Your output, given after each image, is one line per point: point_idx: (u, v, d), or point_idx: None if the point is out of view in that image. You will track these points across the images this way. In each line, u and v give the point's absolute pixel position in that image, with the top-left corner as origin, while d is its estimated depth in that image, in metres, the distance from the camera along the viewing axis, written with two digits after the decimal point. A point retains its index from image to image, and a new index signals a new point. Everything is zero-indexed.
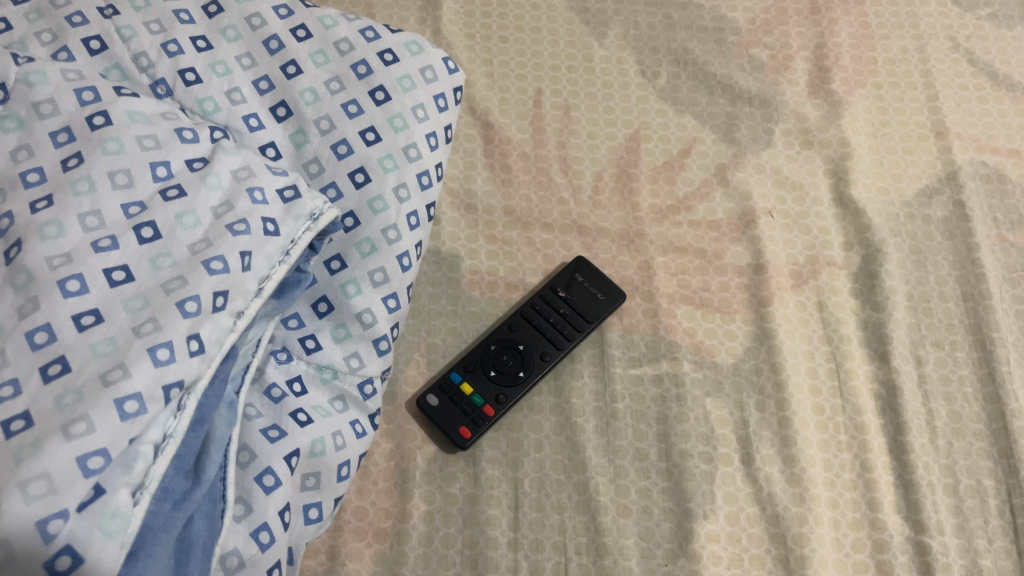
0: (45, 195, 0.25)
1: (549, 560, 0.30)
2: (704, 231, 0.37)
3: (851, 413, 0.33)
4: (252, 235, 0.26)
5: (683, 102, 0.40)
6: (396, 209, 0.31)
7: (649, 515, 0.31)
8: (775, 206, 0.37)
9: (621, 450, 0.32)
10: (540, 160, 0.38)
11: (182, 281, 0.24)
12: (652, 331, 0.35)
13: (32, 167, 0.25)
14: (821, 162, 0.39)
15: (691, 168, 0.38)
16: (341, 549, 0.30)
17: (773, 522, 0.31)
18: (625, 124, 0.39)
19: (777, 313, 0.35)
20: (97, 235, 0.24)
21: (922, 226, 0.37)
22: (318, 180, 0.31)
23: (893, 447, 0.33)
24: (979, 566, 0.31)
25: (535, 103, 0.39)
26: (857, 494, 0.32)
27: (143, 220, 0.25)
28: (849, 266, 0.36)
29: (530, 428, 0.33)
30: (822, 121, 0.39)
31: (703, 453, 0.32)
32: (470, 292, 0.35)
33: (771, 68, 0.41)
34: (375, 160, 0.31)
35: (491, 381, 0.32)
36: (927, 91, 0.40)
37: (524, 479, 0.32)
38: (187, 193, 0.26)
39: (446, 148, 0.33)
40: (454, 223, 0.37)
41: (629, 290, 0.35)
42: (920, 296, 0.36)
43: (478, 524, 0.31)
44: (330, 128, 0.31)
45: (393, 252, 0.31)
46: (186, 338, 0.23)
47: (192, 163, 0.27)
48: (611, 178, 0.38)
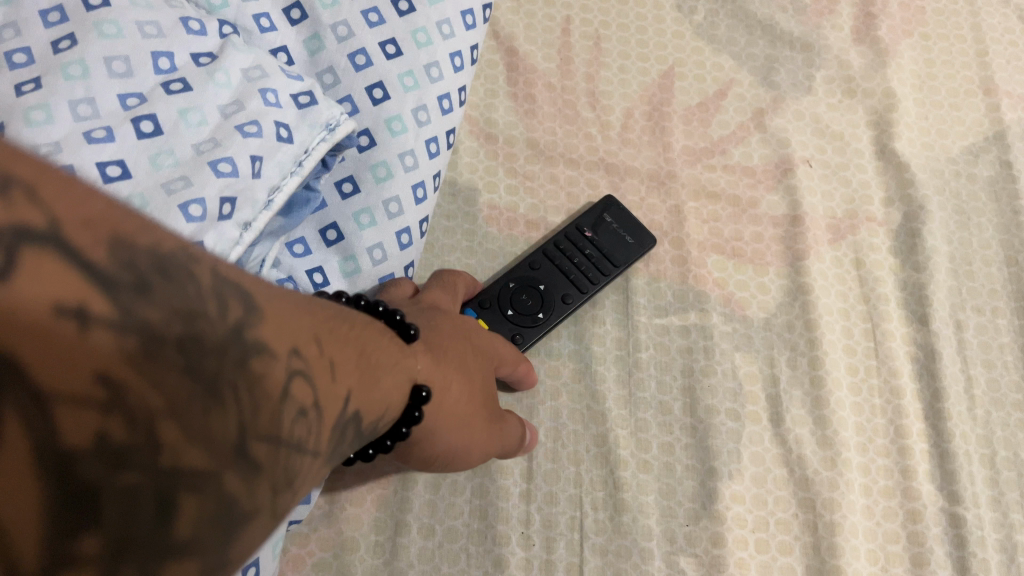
0: (31, 78, 0.22)
1: (564, 516, 0.28)
2: (738, 177, 0.35)
3: (885, 375, 0.31)
4: (263, 140, 0.24)
5: (721, 41, 0.37)
6: (415, 133, 0.28)
7: (672, 472, 0.29)
8: (814, 155, 0.35)
9: (643, 403, 0.30)
10: (567, 92, 0.36)
11: (185, 183, 0.22)
12: (679, 279, 0.32)
13: (15, 46, 0.22)
14: (863, 113, 0.36)
15: (727, 111, 0.36)
16: (341, 493, 0.28)
17: (801, 486, 0.29)
18: (658, 59, 0.37)
19: (813, 267, 0.33)
20: (89, 125, 0.22)
21: (967, 185, 0.35)
22: (332, 92, 0.28)
23: (928, 414, 0.31)
24: (1014, 541, 0.29)
25: (564, 30, 0.37)
26: (889, 460, 0.30)
27: (142, 112, 0.23)
28: (889, 223, 0.34)
29: (547, 374, 0.30)
30: (866, 69, 0.37)
31: (729, 410, 0.30)
32: (487, 228, 0.33)
33: (814, 11, 0.38)
34: (395, 76, 0.28)
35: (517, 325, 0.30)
36: (977, 45, 0.38)
37: (540, 428, 0.29)
38: (192, 88, 0.23)
39: (471, 69, 0.30)
40: (472, 153, 0.34)
41: (658, 235, 0.33)
42: (962, 258, 0.34)
43: (489, 472, 0.29)
44: (347, 37, 0.28)
45: (408, 180, 0.28)
46: (187, 246, 0.22)
47: (197, 58, 0.24)
48: (642, 115, 0.35)
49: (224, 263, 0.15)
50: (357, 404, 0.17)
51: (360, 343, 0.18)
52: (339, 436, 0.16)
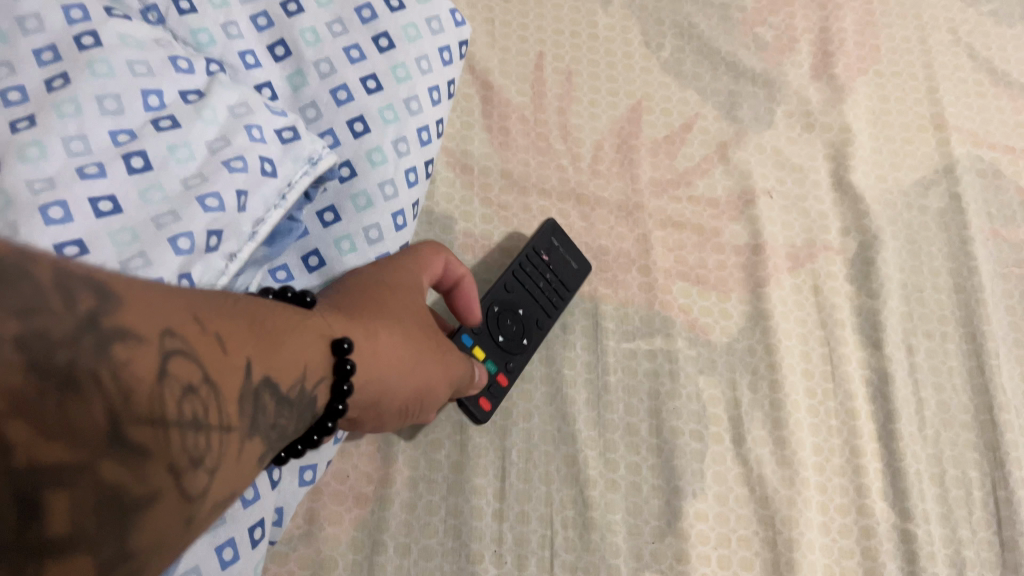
0: (26, 115, 0.23)
1: (534, 534, 0.29)
2: (702, 208, 0.36)
3: (841, 397, 0.33)
4: (249, 174, 0.25)
5: (687, 77, 0.39)
6: (394, 162, 0.30)
7: (639, 492, 0.31)
8: (775, 187, 0.37)
9: (611, 425, 0.31)
10: (539, 125, 0.37)
11: (175, 216, 0.23)
12: (647, 305, 0.34)
13: (12, 85, 0.23)
14: (821, 146, 0.38)
15: (693, 143, 0.38)
16: (319, 514, 0.29)
17: (761, 504, 0.31)
18: (627, 94, 0.38)
19: (774, 295, 0.35)
20: (82, 161, 0.23)
21: (919, 216, 0.37)
22: (315, 125, 0.29)
23: (882, 434, 0.32)
24: (962, 556, 0.31)
25: (536, 66, 0.38)
26: (845, 479, 0.32)
27: (132, 148, 0.24)
28: (846, 252, 0.36)
29: (520, 398, 0.32)
30: (825, 105, 0.39)
31: (694, 431, 0.32)
32: (462, 257, 0.34)
33: (775, 48, 0.40)
34: (376, 110, 0.30)
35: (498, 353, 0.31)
36: (927, 83, 0.40)
37: (512, 449, 0.31)
38: (181, 124, 0.25)
39: (448, 102, 0.32)
40: (448, 183, 0.35)
41: (626, 263, 0.35)
42: (913, 285, 0.35)
43: (462, 493, 0.30)
44: (331, 74, 0.29)
45: (388, 208, 0.29)
46: (178, 277, 0.23)
47: (186, 95, 0.26)
48: (612, 148, 0.37)
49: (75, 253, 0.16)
50: (262, 369, 0.19)
51: (249, 312, 0.20)
52: (247, 406, 0.18)
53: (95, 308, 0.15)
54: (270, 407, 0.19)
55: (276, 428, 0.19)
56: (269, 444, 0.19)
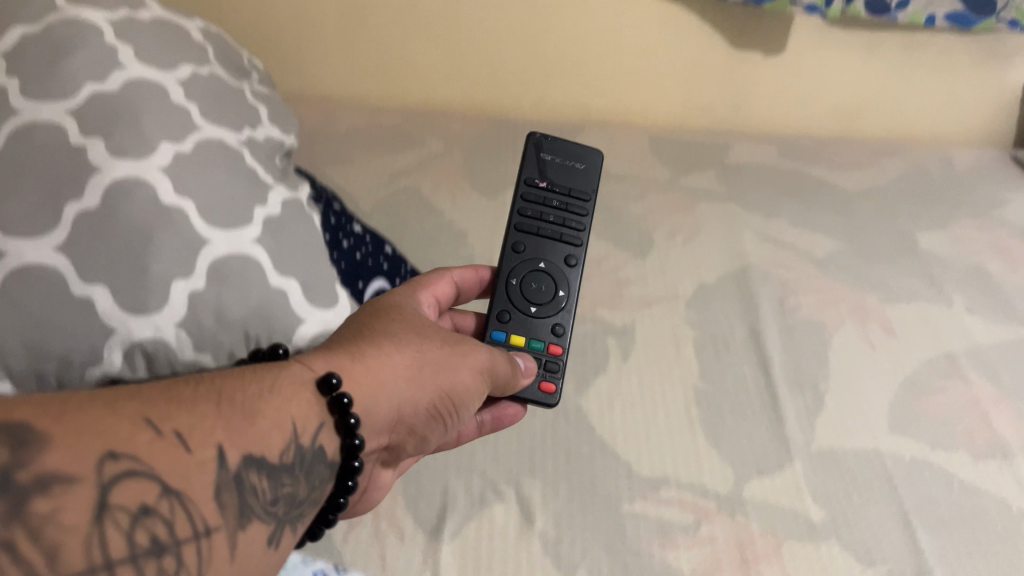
0: None
1: None
2: None
3: None
4: None
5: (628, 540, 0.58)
6: None
7: None
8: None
9: None
10: None
11: None
12: None
13: None
14: None
15: None
16: None
17: None
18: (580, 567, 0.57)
19: None
20: None
21: None
22: None
23: None
24: None
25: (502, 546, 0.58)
26: None
27: None
28: None
29: None
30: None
31: None
32: None
33: None
34: None
35: (533, 324, 0.57)
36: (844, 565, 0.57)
37: None
38: None
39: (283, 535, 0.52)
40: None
41: None
42: None
43: None
44: None
45: None
46: None
47: None
48: None
49: (61, 424, 0.31)
50: (234, 455, 0.36)
51: (226, 410, 0.37)
52: (219, 504, 0.34)
53: (27, 485, 0.29)
54: (254, 484, 0.36)
55: (274, 514, 0.37)
56: (281, 522, 0.38)
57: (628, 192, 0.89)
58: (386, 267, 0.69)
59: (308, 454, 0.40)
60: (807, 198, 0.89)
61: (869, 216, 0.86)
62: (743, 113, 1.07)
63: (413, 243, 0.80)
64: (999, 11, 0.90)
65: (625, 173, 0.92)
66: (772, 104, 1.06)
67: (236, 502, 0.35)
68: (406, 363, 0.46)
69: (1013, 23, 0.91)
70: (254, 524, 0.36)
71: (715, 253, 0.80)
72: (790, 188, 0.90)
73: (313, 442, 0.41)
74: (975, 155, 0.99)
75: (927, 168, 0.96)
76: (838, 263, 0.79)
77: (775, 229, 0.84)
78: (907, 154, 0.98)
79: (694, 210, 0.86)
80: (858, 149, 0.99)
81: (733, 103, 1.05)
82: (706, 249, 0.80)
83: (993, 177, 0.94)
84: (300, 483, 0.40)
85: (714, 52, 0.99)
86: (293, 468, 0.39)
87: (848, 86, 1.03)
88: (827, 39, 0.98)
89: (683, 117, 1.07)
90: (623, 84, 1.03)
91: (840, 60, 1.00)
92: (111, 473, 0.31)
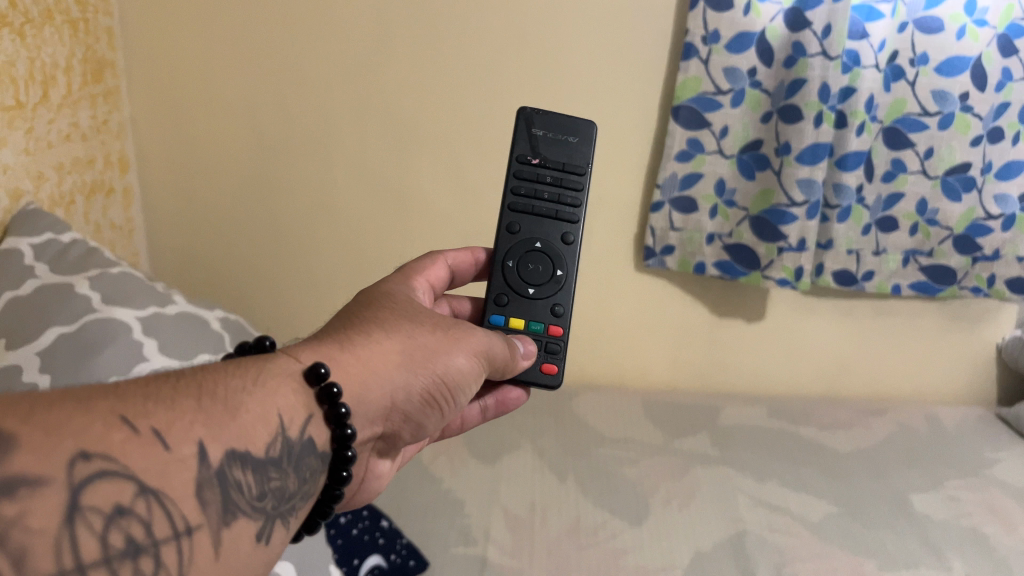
0: None
1: None
2: None
3: None
4: None
5: None
6: None
7: None
8: None
9: None
10: None
11: None
12: None
13: None
14: None
15: None
16: None
17: None
18: None
19: None
20: None
21: None
22: None
23: None
24: None
25: None
26: None
27: None
28: None
29: None
30: None
31: None
32: None
33: None
34: None
35: (532, 304, 0.65)
36: None
37: None
38: None
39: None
40: None
41: None
42: None
43: None
44: None
45: None
46: None
47: None
48: None
49: (42, 426, 0.32)
50: (213, 449, 0.37)
51: (210, 406, 0.39)
52: (199, 498, 0.36)
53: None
54: (239, 479, 0.39)
55: (256, 506, 0.40)
56: (264, 512, 0.41)
57: (623, 456, 1.10)
58: (382, 542, 0.84)
59: (296, 448, 0.43)
60: (798, 462, 1.12)
61: (865, 477, 1.08)
62: (733, 376, 1.38)
63: (435, 544, 0.90)
64: (960, 280, 1.17)
65: (623, 439, 1.15)
66: (759, 367, 1.37)
67: (221, 498, 0.38)
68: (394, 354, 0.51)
69: (975, 289, 1.17)
70: (240, 521, 0.39)
71: (719, 523, 0.96)
72: (779, 454, 1.14)
73: (302, 435, 0.44)
74: (960, 415, 1.29)
75: (916, 429, 1.24)
76: (837, 533, 0.95)
77: (769, 495, 1.03)
78: (894, 415, 1.28)
79: (690, 474, 1.07)
80: (847, 413, 1.28)
81: (720, 364, 1.37)
82: (708, 515, 0.98)
83: (982, 438, 1.21)
84: (288, 477, 0.43)
85: (706, 320, 1.33)
86: (280, 462, 0.42)
87: (866, 448, 1.17)
88: (810, 309, 1.31)
89: (675, 367, 1.38)
90: (632, 357, 1.37)
91: (823, 325, 1.33)
92: (84, 475, 0.32)
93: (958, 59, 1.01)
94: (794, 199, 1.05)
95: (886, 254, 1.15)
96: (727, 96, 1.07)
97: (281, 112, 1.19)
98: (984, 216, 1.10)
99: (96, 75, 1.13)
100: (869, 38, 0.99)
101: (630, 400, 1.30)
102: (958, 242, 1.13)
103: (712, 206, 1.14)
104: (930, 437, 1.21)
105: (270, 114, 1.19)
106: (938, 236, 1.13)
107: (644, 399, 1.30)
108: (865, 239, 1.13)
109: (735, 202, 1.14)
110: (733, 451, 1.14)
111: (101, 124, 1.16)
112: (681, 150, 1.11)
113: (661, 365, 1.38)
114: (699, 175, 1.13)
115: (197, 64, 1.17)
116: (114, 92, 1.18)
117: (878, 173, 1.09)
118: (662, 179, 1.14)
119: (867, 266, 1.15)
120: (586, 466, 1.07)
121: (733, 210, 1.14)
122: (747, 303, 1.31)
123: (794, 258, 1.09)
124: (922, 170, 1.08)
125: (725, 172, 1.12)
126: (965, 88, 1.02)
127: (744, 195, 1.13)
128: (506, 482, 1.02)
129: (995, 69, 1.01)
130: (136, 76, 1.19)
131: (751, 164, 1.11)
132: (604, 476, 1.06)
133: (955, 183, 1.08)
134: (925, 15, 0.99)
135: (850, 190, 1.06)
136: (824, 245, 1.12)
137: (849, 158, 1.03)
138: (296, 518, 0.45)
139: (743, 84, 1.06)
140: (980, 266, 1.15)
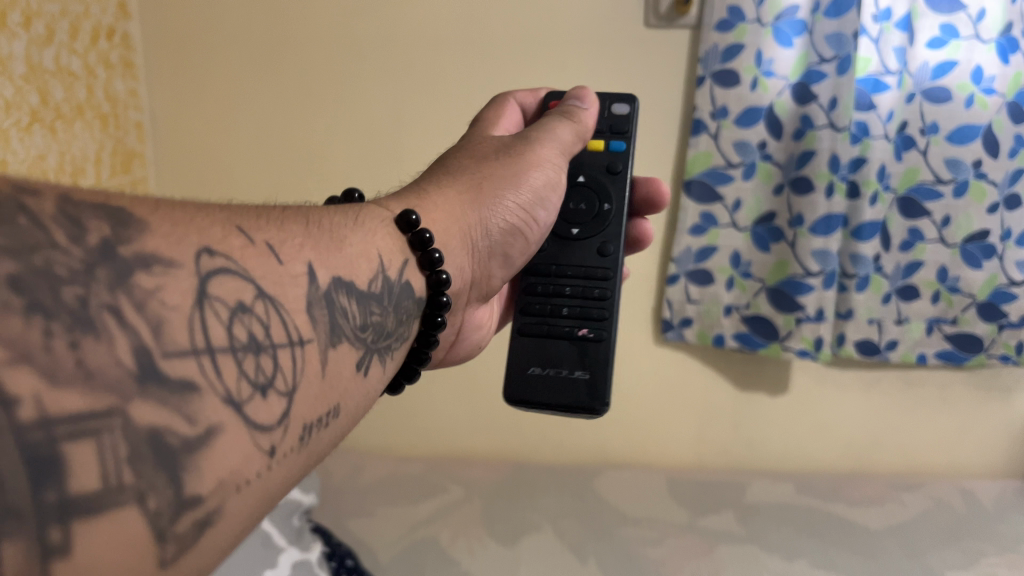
0: None
1: None
2: None
3: None
4: None
5: None
6: None
7: None
8: None
9: None
10: None
11: None
12: None
13: None
14: None
15: None
16: None
17: None
18: None
19: None
20: None
21: None
22: None
23: None
24: None
25: None
26: None
27: None
28: None
29: None
30: None
31: None
32: None
33: None
34: None
35: None
36: None
37: None
38: None
39: None
40: None
41: None
42: None
43: None
44: None
45: None
46: None
47: None
48: None
49: (160, 241, 0.39)
50: (317, 268, 0.50)
51: (309, 235, 0.52)
52: (309, 302, 0.48)
53: (131, 259, 0.37)
54: (343, 306, 0.51)
55: (360, 327, 0.53)
56: (365, 341, 0.53)
57: (653, 536, 1.30)
58: None
59: (393, 288, 0.58)
60: (827, 540, 1.28)
61: (900, 557, 1.24)
62: (763, 449, 1.63)
63: None
64: (991, 347, 1.38)
65: (655, 520, 1.36)
66: (791, 448, 1.62)
67: (329, 317, 0.49)
68: (465, 185, 0.72)
69: (1005, 355, 1.38)
70: (347, 340, 0.51)
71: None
72: (802, 529, 1.32)
73: (400, 276, 0.60)
74: (998, 490, 1.46)
75: (954, 504, 1.41)
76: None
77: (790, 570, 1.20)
78: (933, 490, 1.47)
79: (715, 552, 1.25)
80: (878, 490, 1.47)
81: (748, 442, 1.63)
82: None
83: (1012, 510, 1.39)
84: (385, 315, 0.57)
85: (735, 395, 1.60)
86: (381, 299, 0.57)
87: (895, 524, 1.34)
88: (828, 376, 1.57)
89: (701, 455, 1.65)
90: (669, 423, 1.63)
91: (849, 396, 1.58)
92: (211, 267, 0.41)
93: (968, 128, 1.25)
94: (810, 270, 1.33)
95: (910, 323, 1.38)
96: (738, 169, 1.36)
97: (359, 157, 1.50)
98: (1006, 281, 1.33)
99: (125, 167, 1.51)
100: (876, 109, 1.26)
101: (654, 479, 1.52)
102: (984, 311, 1.35)
103: (728, 274, 1.43)
104: (965, 512, 1.38)
105: (338, 142, 1.50)
106: (960, 304, 1.35)
107: (667, 477, 1.52)
108: (886, 306, 1.37)
109: (751, 272, 1.42)
110: (756, 528, 1.32)
111: (129, 178, 1.52)
112: (694, 218, 1.41)
113: (693, 433, 1.63)
114: (716, 243, 1.42)
115: (224, 143, 1.54)
116: (142, 179, 1.56)
117: (895, 242, 1.34)
118: (678, 252, 1.44)
119: (889, 334, 1.38)
120: (606, 551, 1.25)
121: (747, 281, 1.42)
122: (769, 378, 1.58)
123: (812, 329, 1.36)
124: (941, 235, 1.32)
125: (741, 243, 1.41)
126: (978, 155, 1.26)
127: (758, 265, 1.41)
128: (526, 565, 1.21)
129: (1007, 137, 1.25)
130: (161, 159, 1.57)
131: (763, 232, 1.39)
132: (625, 556, 1.24)
133: (974, 248, 1.31)
134: (932, 85, 1.24)
135: (866, 259, 1.32)
136: (846, 311, 1.37)
137: (865, 227, 1.30)
138: (393, 355, 0.59)
139: (753, 155, 1.35)
140: (1007, 334, 1.36)
